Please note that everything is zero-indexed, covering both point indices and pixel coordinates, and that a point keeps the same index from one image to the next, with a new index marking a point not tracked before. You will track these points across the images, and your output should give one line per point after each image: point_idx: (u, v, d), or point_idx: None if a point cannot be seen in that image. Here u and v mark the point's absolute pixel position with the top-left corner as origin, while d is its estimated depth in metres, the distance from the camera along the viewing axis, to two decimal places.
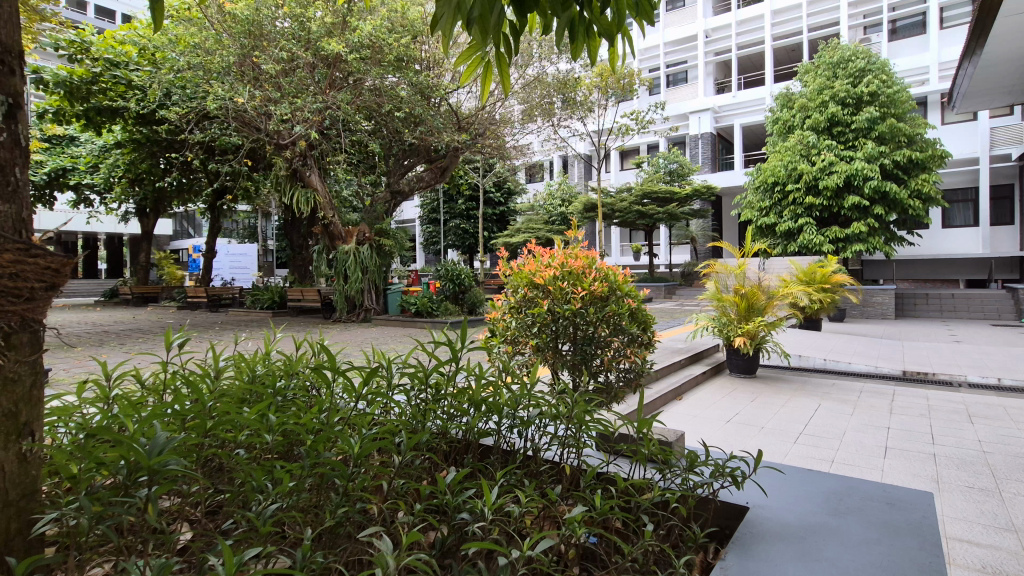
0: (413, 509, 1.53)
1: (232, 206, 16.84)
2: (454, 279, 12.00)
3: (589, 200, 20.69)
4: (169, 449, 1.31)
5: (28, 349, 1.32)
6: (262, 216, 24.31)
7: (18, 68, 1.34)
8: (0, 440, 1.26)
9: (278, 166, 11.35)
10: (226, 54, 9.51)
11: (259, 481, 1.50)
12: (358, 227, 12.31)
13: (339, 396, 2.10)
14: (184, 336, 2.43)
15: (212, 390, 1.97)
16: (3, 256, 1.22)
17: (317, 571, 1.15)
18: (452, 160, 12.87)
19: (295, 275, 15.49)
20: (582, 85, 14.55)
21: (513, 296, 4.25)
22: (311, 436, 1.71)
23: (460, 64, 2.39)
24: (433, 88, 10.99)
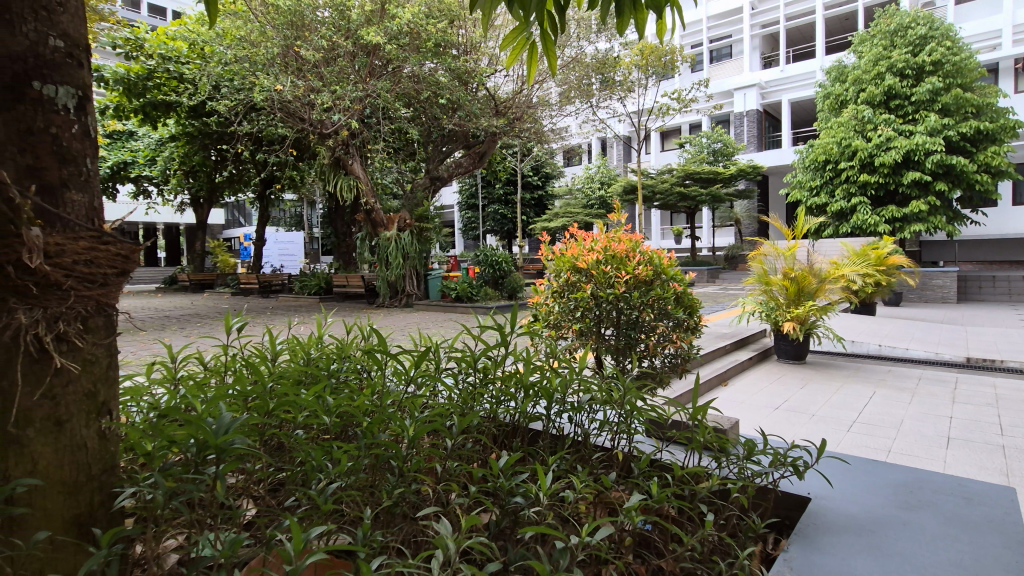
0: (466, 492, 1.53)
1: (279, 195, 17.38)
2: (494, 264, 11.92)
3: (629, 182, 20.29)
4: (234, 428, 1.35)
5: (103, 333, 1.39)
6: (306, 205, 25.03)
7: (86, 62, 1.40)
8: (83, 417, 1.34)
9: (322, 155, 11.60)
10: (270, 46, 9.77)
11: (316, 461, 1.53)
12: (399, 213, 12.49)
13: (390, 379, 2.14)
14: (243, 321, 2.55)
15: (270, 372, 2.04)
16: (79, 244, 1.29)
17: (378, 549, 1.17)
18: (490, 145, 12.76)
19: (340, 262, 15.89)
20: (622, 65, 14.18)
21: (556, 280, 4.22)
22: (365, 417, 1.75)
23: (505, 47, 2.33)
24: (470, 73, 10.98)
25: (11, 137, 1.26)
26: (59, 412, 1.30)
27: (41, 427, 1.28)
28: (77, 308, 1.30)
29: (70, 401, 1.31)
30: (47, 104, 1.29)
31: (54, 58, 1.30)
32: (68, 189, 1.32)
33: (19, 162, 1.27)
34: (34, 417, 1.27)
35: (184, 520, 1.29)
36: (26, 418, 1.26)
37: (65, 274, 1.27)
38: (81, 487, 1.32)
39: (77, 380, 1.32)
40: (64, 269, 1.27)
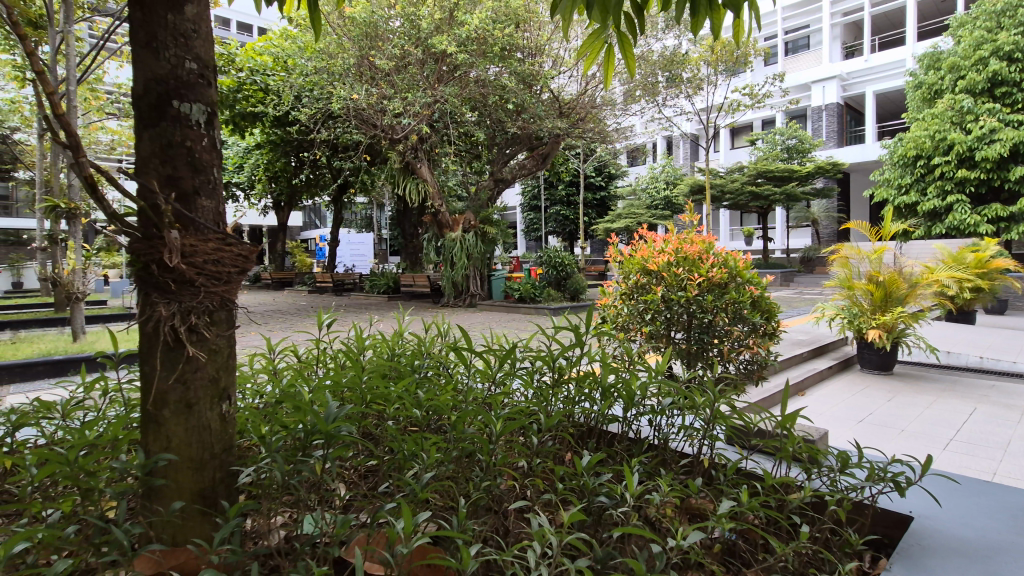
0: (551, 489, 1.56)
1: (352, 198, 18.23)
2: (557, 265, 11.91)
3: (696, 182, 19.65)
4: (339, 418, 1.46)
5: (225, 325, 1.52)
6: (376, 208, 26.14)
7: (213, 82, 1.54)
8: (208, 401, 1.47)
9: (393, 160, 12.07)
10: (347, 57, 10.31)
11: (409, 452, 1.61)
12: (464, 215, 12.77)
13: (469, 377, 2.21)
14: (332, 317, 2.71)
15: (359, 366, 2.17)
16: (209, 244, 1.44)
17: (471, 539, 1.22)
18: (553, 147, 12.81)
19: (408, 262, 16.44)
20: (690, 62, 13.78)
21: (625, 282, 4.17)
22: (450, 412, 1.82)
23: (581, 51, 2.33)
24: (535, 76, 11.12)
25: (156, 153, 1.43)
26: (189, 396, 1.44)
27: (175, 408, 1.43)
28: (205, 303, 1.44)
29: (198, 386, 1.45)
30: (183, 121, 1.44)
31: (189, 79, 1.46)
32: (200, 196, 1.47)
33: (163, 175, 1.43)
34: (168, 399, 1.42)
35: (291, 501, 1.40)
36: (163, 400, 1.42)
37: (196, 272, 1.42)
38: (207, 464, 1.45)
39: (204, 367, 1.46)
40: (195, 267, 1.41)
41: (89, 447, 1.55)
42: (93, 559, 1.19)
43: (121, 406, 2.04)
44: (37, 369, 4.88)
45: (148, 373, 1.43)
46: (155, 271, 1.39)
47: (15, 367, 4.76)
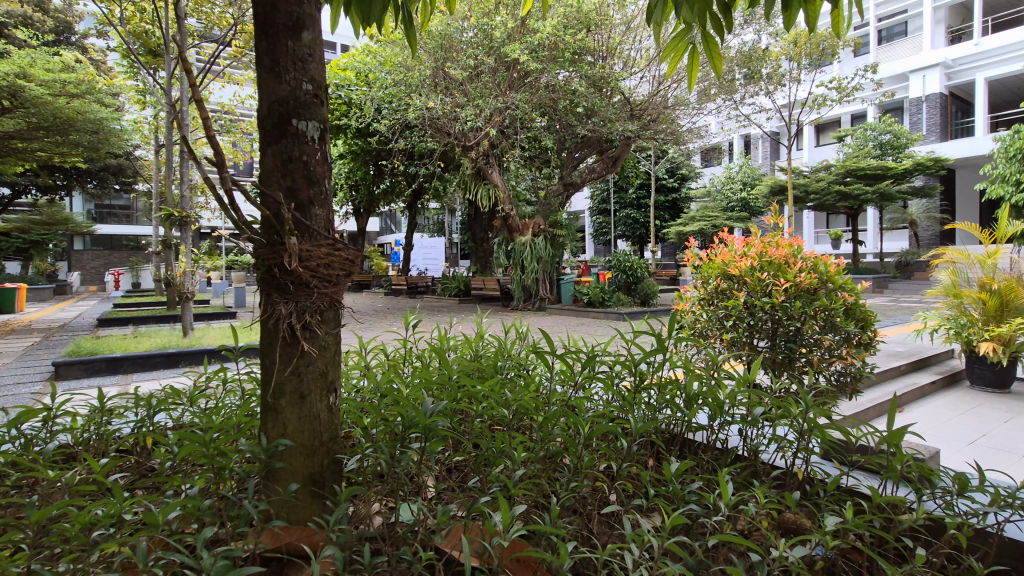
0: (640, 493, 1.56)
1: (425, 204, 18.89)
2: (627, 269, 11.75)
3: (777, 182, 18.61)
4: (435, 413, 1.55)
5: (332, 323, 1.65)
6: (447, 213, 26.91)
7: (326, 100, 1.68)
8: (318, 393, 1.60)
9: (465, 166, 12.37)
10: (423, 68, 10.71)
11: (497, 449, 1.66)
12: (533, 219, 12.87)
13: (551, 380, 2.24)
14: (417, 318, 2.84)
15: (445, 366, 2.26)
16: (322, 249, 1.58)
17: (563, 537, 1.25)
18: (624, 149, 12.67)
19: (478, 266, 16.76)
20: (770, 57, 13.18)
21: (703, 288, 4.04)
22: (535, 412, 1.86)
23: (663, 54, 2.27)
24: (606, 79, 11.07)
25: (277, 166, 1.58)
26: (302, 387, 1.58)
27: (291, 398, 1.57)
28: (317, 303, 1.57)
29: (310, 378, 1.58)
30: (301, 137, 1.59)
31: (306, 99, 1.60)
32: (314, 206, 1.61)
33: (284, 187, 1.58)
34: (285, 390, 1.56)
35: (385, 491, 1.49)
36: (281, 390, 1.56)
37: (311, 274, 1.56)
38: (316, 451, 1.57)
39: (316, 361, 1.59)
40: (310, 270, 1.55)
41: (219, 430, 1.73)
42: (224, 529, 1.34)
43: (236, 395, 2.26)
44: (154, 360, 5.45)
45: (269, 366, 1.58)
46: (277, 275, 1.54)
47: (137, 358, 5.34)
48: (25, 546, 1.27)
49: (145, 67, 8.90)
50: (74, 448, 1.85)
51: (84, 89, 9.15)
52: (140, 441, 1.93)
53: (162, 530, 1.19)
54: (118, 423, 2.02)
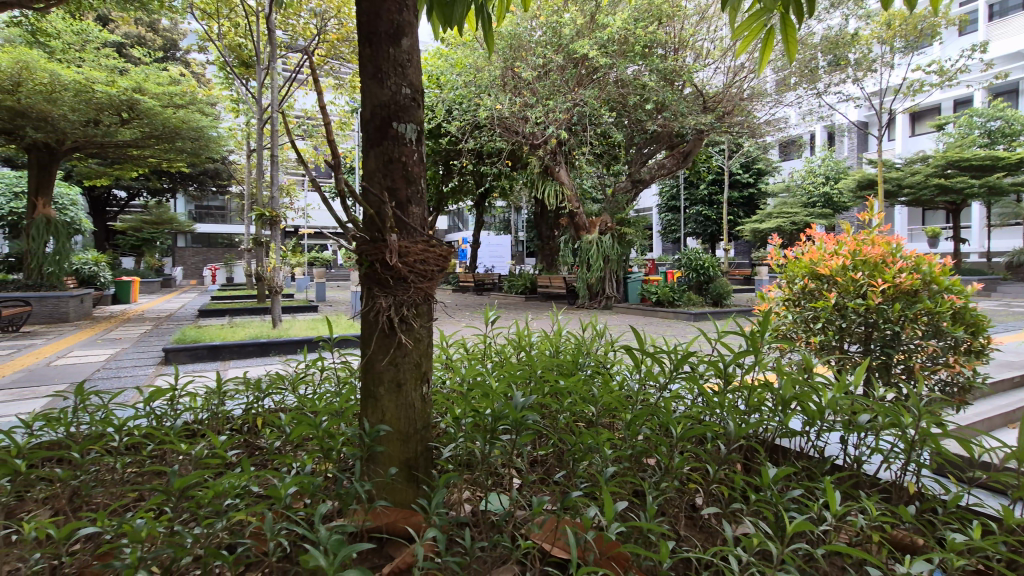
0: (735, 497, 1.50)
1: (492, 203, 19.15)
2: (698, 268, 11.31)
3: (866, 175, 17.29)
4: (526, 407, 1.57)
5: (426, 318, 1.72)
6: (513, 211, 27.14)
7: (421, 103, 1.74)
8: (412, 383, 1.67)
9: (533, 165, 12.40)
10: (492, 69, 10.91)
11: (583, 445, 1.65)
12: (600, 217, 12.70)
13: (634, 378, 2.19)
14: (497, 314, 2.88)
15: (528, 362, 2.29)
16: (418, 246, 1.65)
17: (659, 537, 1.23)
18: (695, 144, 12.24)
19: (544, 263, 16.80)
20: (860, 41, 12.25)
21: (789, 288, 3.84)
22: (622, 410, 1.84)
23: (735, 39, 2.06)
24: (677, 72, 10.74)
25: (379, 167, 1.66)
26: (399, 376, 1.65)
27: (388, 387, 1.65)
28: (413, 297, 1.65)
29: (406, 368, 1.66)
30: (401, 140, 1.66)
31: (405, 103, 1.67)
32: (411, 204, 1.68)
33: (383, 186, 1.65)
34: (383, 378, 1.65)
35: (471, 481, 1.53)
36: (379, 379, 1.65)
37: (409, 269, 1.63)
38: (410, 437, 1.65)
39: (411, 352, 1.66)
40: (408, 266, 1.62)
41: (322, 415, 1.84)
42: (331, 507, 1.42)
43: (332, 383, 2.40)
44: (248, 349, 5.89)
45: (369, 356, 1.68)
46: (378, 269, 1.62)
47: (234, 346, 5.80)
48: (169, 509, 1.42)
49: (239, 78, 9.68)
50: (196, 425, 2.03)
51: (188, 100, 10.04)
52: (252, 421, 2.10)
53: (284, 503, 1.30)
54: (231, 404, 2.19)
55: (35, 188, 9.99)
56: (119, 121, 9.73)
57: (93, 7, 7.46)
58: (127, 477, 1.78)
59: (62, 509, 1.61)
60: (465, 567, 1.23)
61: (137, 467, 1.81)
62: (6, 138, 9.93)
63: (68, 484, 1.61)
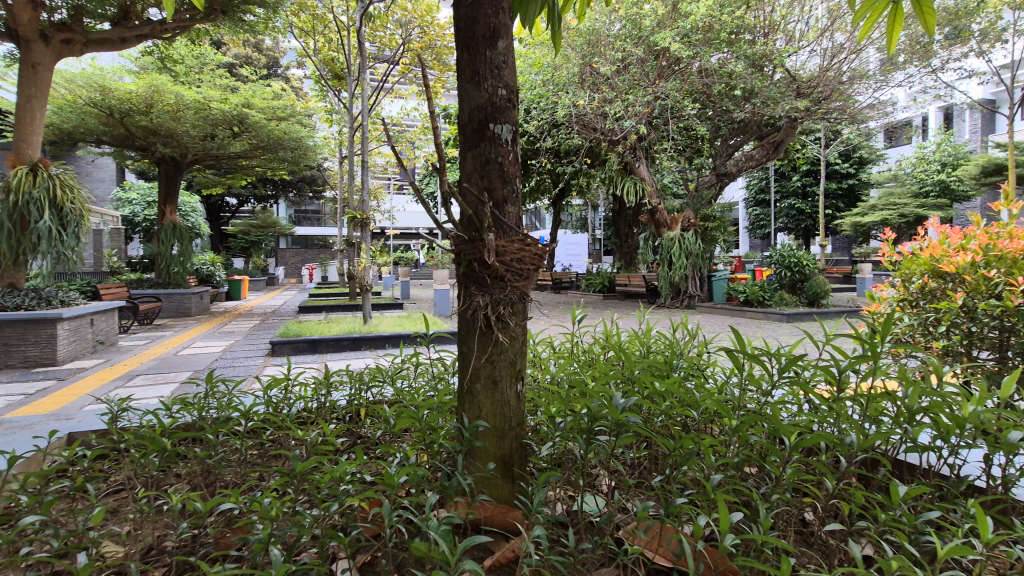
0: (859, 514, 1.37)
1: (569, 201, 19.04)
2: (792, 265, 10.57)
3: (992, 160, 15.34)
4: (627, 408, 1.53)
5: (520, 317, 1.73)
6: (590, 209, 26.82)
7: (517, 103, 1.74)
8: (507, 381, 1.69)
9: (612, 161, 12.15)
10: (570, 67, 10.85)
11: (685, 451, 1.58)
12: (683, 213, 12.15)
13: (733, 382, 2.08)
14: (584, 312, 2.85)
15: (618, 364, 2.25)
16: (515, 245, 1.68)
17: (777, 553, 1.14)
18: (788, 133, 11.44)
19: (622, 261, 16.45)
20: (987, 8, 10.86)
21: (904, 287, 3.48)
22: (723, 415, 1.75)
23: (856, 21, 1.82)
24: (768, 56, 10.11)
25: (476, 168, 1.70)
26: (495, 373, 1.68)
27: (485, 383, 1.68)
28: (510, 295, 1.67)
29: (502, 366, 1.68)
30: (497, 141, 1.69)
31: (502, 103, 1.69)
32: (508, 204, 1.70)
33: (480, 187, 1.69)
34: (480, 375, 1.68)
35: (564, 482, 1.51)
36: (476, 375, 1.69)
37: (505, 268, 1.65)
38: (506, 434, 1.67)
39: (507, 350, 1.69)
40: (505, 265, 1.65)
41: (422, 409, 1.92)
42: (433, 497, 1.47)
43: (426, 377, 2.49)
44: (342, 343, 6.26)
45: (467, 352, 1.73)
46: (476, 268, 1.65)
47: (331, 340, 6.19)
48: (292, 489, 1.54)
49: (332, 90, 10.38)
50: (308, 412, 2.20)
51: (289, 112, 10.87)
52: (354, 411, 2.23)
53: (394, 491, 1.37)
54: (336, 394, 2.34)
55: (164, 197, 11.22)
56: (231, 134, 10.72)
57: (210, 32, 8.31)
58: (250, 458, 1.95)
59: (200, 485, 1.80)
60: (569, 566, 1.22)
61: (259, 449, 1.98)
62: (141, 154, 11.26)
63: (204, 462, 1.79)
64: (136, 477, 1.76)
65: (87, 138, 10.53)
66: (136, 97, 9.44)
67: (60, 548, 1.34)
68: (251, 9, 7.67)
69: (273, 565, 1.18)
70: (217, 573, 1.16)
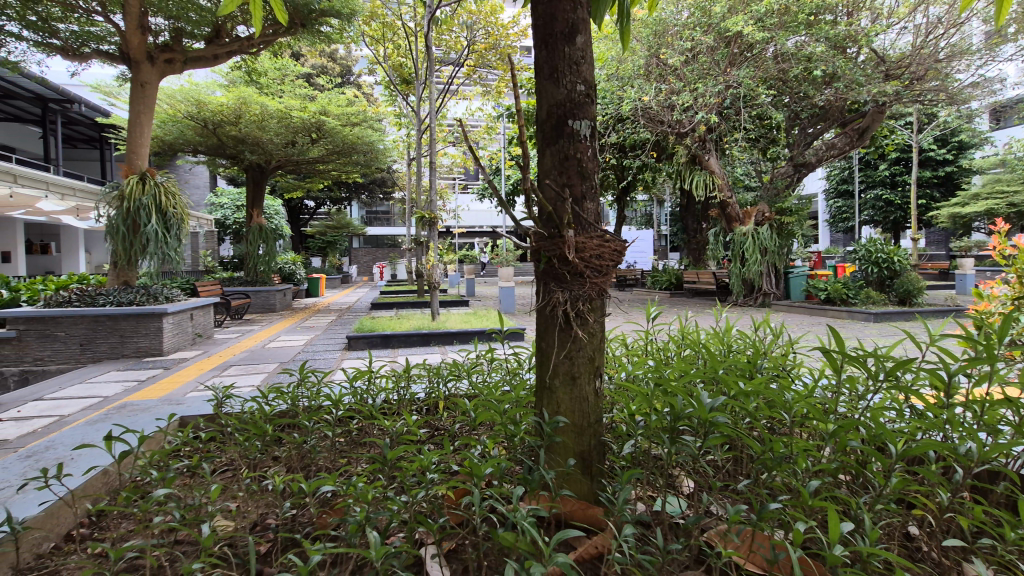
0: (978, 531, 1.25)
1: (634, 197, 18.64)
2: (880, 261, 9.75)
3: None
4: (714, 409, 1.48)
5: (597, 314, 1.71)
6: (656, 205, 26.12)
7: (595, 100, 1.73)
8: (584, 378, 1.68)
9: (679, 154, 11.60)
10: (636, 59, 10.62)
11: (776, 455, 1.50)
12: (757, 206, 11.57)
13: (823, 385, 1.96)
14: (659, 309, 2.79)
15: (697, 363, 2.18)
16: (593, 241, 1.66)
17: (886, 564, 1.06)
18: (875, 118, 10.51)
19: (690, 258, 15.92)
20: None
21: (1019, 284, 3.10)
22: (816, 418, 1.65)
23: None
24: (853, 36, 9.40)
25: (555, 165, 1.70)
26: (573, 370, 1.68)
27: (563, 379, 1.69)
28: (588, 291, 1.66)
29: (580, 361, 1.68)
30: (576, 137, 1.68)
31: (579, 99, 1.69)
32: (586, 200, 1.69)
33: (558, 184, 1.69)
34: (559, 371, 1.69)
35: (644, 483, 1.49)
36: (554, 371, 1.70)
37: (584, 264, 1.65)
38: (585, 430, 1.67)
39: (585, 346, 1.68)
40: (584, 261, 1.65)
41: (500, 404, 1.95)
42: (513, 489, 1.49)
43: (501, 373, 2.54)
44: (413, 338, 6.49)
45: (546, 348, 1.74)
46: (556, 265, 1.66)
47: (402, 336, 6.42)
48: (382, 476, 1.61)
49: (401, 94, 10.75)
50: (390, 403, 2.30)
51: (361, 118, 11.38)
52: (432, 404, 2.32)
53: (480, 481, 1.41)
54: (414, 386, 2.44)
55: (251, 202, 12.06)
56: (310, 140, 11.36)
57: (291, 44, 8.80)
58: (339, 445, 2.07)
59: (296, 467, 1.93)
60: (658, 566, 1.21)
61: (347, 437, 2.10)
62: (231, 161, 12.18)
63: (300, 446, 1.91)
64: (242, 457, 1.91)
65: (185, 149, 11.52)
66: (227, 109, 10.19)
67: (182, 518, 1.48)
68: (326, 20, 8.08)
69: (370, 546, 1.25)
70: (319, 550, 1.24)
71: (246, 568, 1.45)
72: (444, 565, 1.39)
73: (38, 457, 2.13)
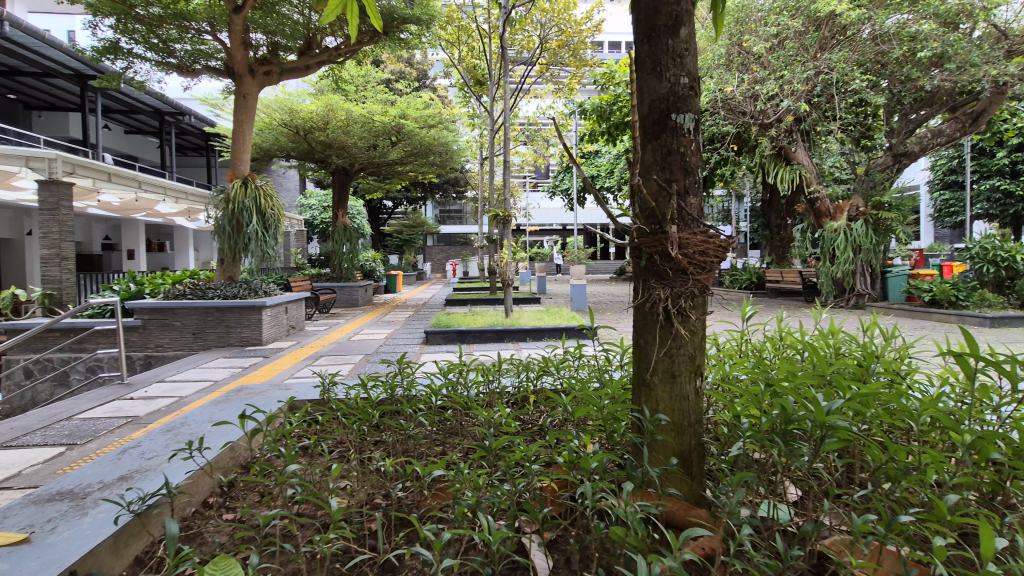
0: None
1: (712, 192, 17.90)
2: (997, 260, 8.75)
3: None
4: (830, 412, 1.41)
5: (699, 311, 1.67)
6: (735, 199, 24.88)
7: (699, 93, 1.68)
8: (685, 376, 1.65)
9: (763, 147, 11.05)
10: (716, 49, 10.16)
11: (903, 464, 1.40)
12: (850, 200, 10.76)
13: (949, 394, 1.79)
14: (754, 309, 2.66)
15: (799, 366, 2.07)
16: (696, 236, 1.62)
17: None
18: (993, 101, 9.48)
19: (774, 255, 15.04)
20: None
21: None
22: (944, 428, 1.52)
23: None
24: (966, 11, 8.50)
25: (657, 161, 1.68)
26: (673, 368, 1.65)
27: (662, 377, 1.67)
28: (690, 288, 1.63)
29: (681, 360, 1.65)
30: (679, 130, 1.65)
31: (683, 93, 1.65)
32: (690, 195, 1.66)
33: (662, 179, 1.67)
34: (659, 369, 1.67)
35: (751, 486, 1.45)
36: (654, 369, 1.68)
37: (687, 261, 1.62)
38: (686, 429, 1.64)
39: (686, 344, 1.65)
40: (687, 258, 1.61)
41: (593, 400, 1.97)
42: (616, 483, 1.49)
43: (589, 369, 2.54)
44: (487, 335, 6.61)
45: (645, 345, 1.72)
46: (658, 261, 1.65)
47: (477, 332, 6.58)
48: (484, 464, 1.67)
49: (476, 95, 11.00)
50: (480, 395, 2.37)
51: (438, 120, 11.74)
52: (522, 397, 2.37)
53: (587, 475, 1.42)
54: (503, 380, 2.49)
55: (336, 203, 12.77)
56: (390, 143, 11.86)
57: (374, 52, 9.23)
58: (435, 433, 2.16)
59: (396, 452, 2.04)
60: (776, 570, 1.17)
61: (442, 427, 2.18)
62: (319, 165, 12.97)
63: (404, 433, 2.02)
64: (349, 441, 2.05)
65: (279, 154, 12.42)
66: (316, 116, 10.86)
67: (305, 492, 1.62)
68: (407, 27, 8.42)
69: (484, 528, 1.31)
70: (436, 529, 1.32)
71: (363, 541, 1.55)
72: (550, 552, 1.43)
73: (177, 431, 2.40)
